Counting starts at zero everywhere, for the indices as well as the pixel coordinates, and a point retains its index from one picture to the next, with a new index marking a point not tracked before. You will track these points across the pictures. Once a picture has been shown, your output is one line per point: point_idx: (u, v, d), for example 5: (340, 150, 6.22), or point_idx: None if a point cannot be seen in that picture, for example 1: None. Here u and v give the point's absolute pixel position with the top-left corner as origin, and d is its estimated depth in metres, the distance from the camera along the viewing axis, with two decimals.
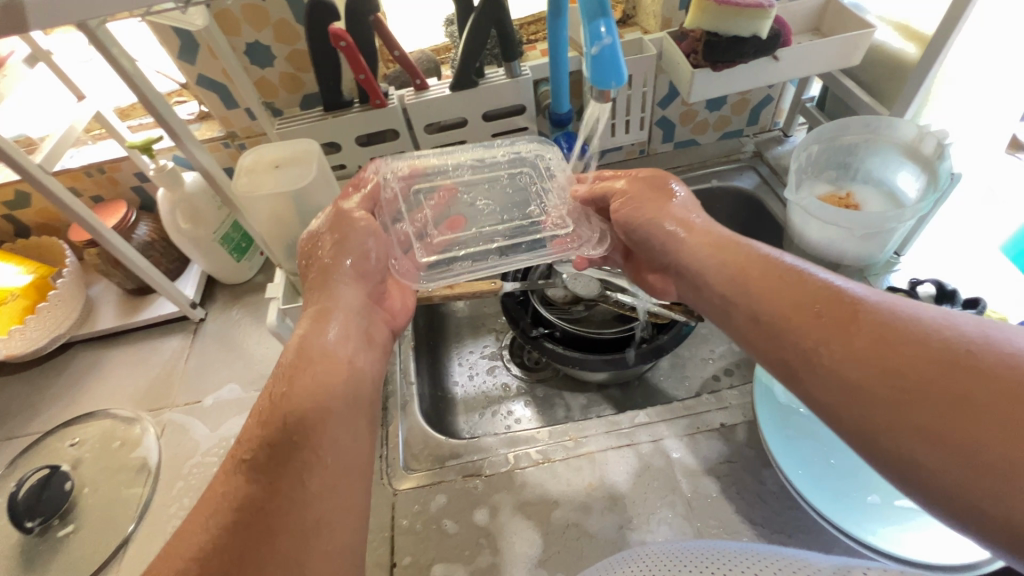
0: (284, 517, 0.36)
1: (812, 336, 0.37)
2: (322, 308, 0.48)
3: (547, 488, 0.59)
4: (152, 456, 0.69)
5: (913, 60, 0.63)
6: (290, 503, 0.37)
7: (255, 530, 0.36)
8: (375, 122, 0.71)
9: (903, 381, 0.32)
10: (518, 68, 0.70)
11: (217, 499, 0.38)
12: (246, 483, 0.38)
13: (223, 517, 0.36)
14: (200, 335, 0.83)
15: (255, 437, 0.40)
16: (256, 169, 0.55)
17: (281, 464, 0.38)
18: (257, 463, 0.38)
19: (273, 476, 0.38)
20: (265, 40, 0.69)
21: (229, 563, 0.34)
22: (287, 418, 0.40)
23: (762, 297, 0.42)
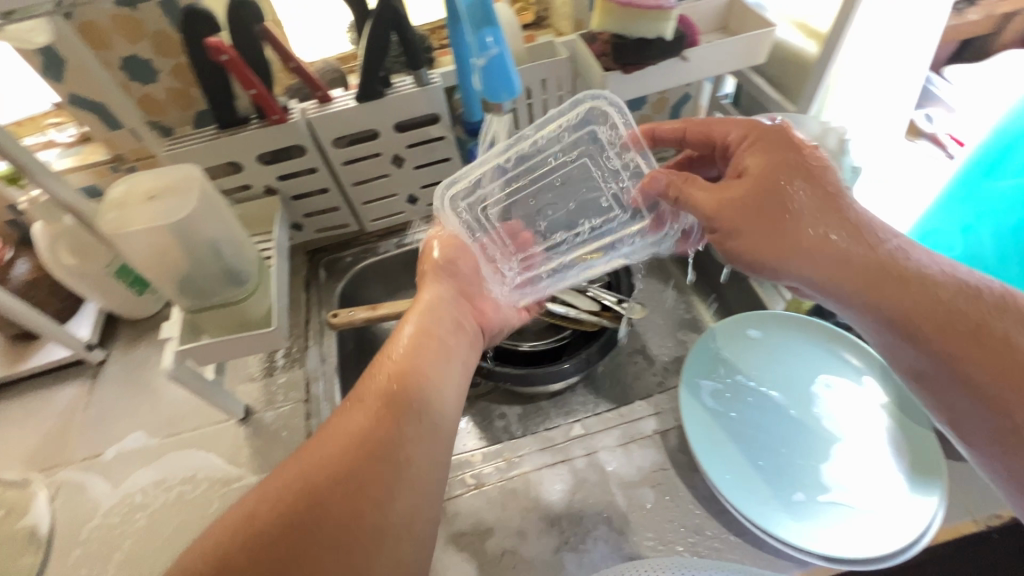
0: (383, 487, 0.40)
1: (932, 328, 0.45)
2: (419, 331, 0.51)
3: (481, 515, 0.57)
4: (44, 523, 0.62)
5: (813, 57, 0.65)
6: (394, 477, 0.41)
7: (359, 491, 0.39)
8: (276, 138, 0.66)
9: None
10: (427, 76, 0.66)
11: (341, 435, 0.42)
12: (339, 454, 0.41)
13: (327, 466, 0.40)
14: (100, 380, 0.75)
15: (373, 406, 0.44)
16: (127, 202, 0.50)
17: (395, 432, 0.43)
18: (376, 425, 0.43)
19: (385, 440, 0.42)
20: (143, 54, 0.63)
21: (324, 511, 0.38)
22: (402, 400, 0.45)
23: (940, 349, 0.45)
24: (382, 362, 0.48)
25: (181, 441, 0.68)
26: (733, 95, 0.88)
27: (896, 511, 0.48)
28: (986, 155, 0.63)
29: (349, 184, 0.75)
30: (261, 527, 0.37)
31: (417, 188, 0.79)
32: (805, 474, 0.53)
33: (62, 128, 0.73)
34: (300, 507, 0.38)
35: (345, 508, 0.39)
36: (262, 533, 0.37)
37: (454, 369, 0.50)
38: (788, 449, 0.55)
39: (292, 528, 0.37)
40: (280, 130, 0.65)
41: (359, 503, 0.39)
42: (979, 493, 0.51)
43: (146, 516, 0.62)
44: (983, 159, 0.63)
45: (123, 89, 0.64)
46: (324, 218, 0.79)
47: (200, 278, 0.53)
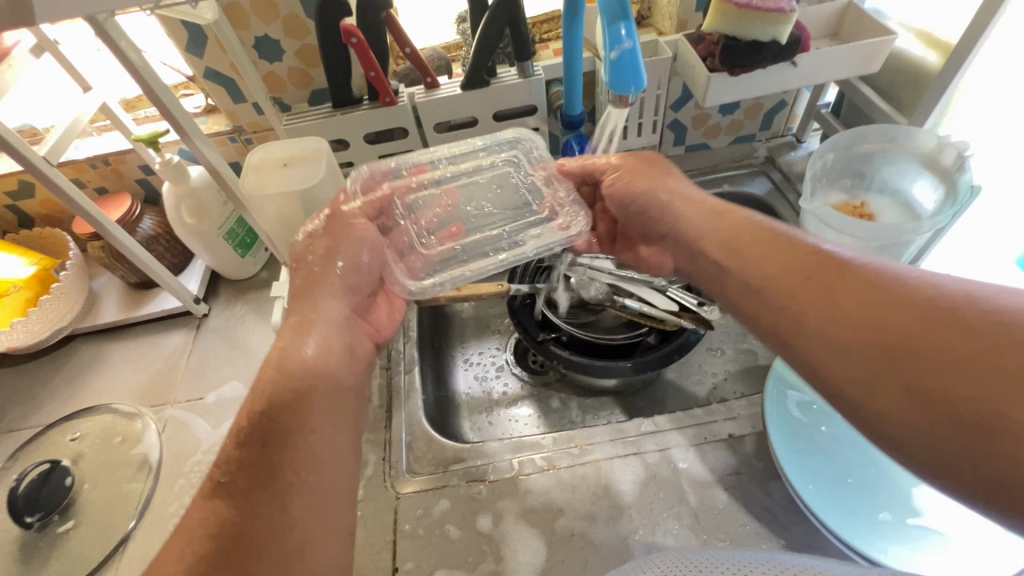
0: (263, 541, 0.36)
1: (782, 287, 0.41)
2: (302, 320, 0.47)
3: (551, 495, 0.59)
4: (153, 453, 0.69)
5: (934, 68, 0.62)
6: (275, 517, 0.37)
7: (235, 545, 0.36)
8: (384, 119, 0.70)
9: (892, 348, 0.34)
10: (532, 68, 0.69)
11: (205, 506, 0.38)
12: (220, 504, 0.38)
13: (195, 526, 0.37)
14: (203, 331, 0.82)
15: (237, 443, 0.40)
16: (263, 167, 0.55)
17: (260, 474, 0.39)
18: (243, 464, 0.39)
19: (257, 472, 0.39)
20: (275, 34, 0.68)
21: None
22: (272, 429, 0.40)
23: (799, 311, 0.39)
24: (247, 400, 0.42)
25: None
26: (833, 104, 0.85)
27: (994, 542, 0.47)
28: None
29: None
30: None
31: None
32: (894, 494, 0.51)
33: (193, 99, 0.80)
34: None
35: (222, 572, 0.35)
36: None
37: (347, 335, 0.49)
38: (877, 467, 0.53)
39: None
40: (388, 112, 0.69)
41: (246, 545, 0.36)
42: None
43: None
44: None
45: (253, 65, 0.70)
46: None
47: None
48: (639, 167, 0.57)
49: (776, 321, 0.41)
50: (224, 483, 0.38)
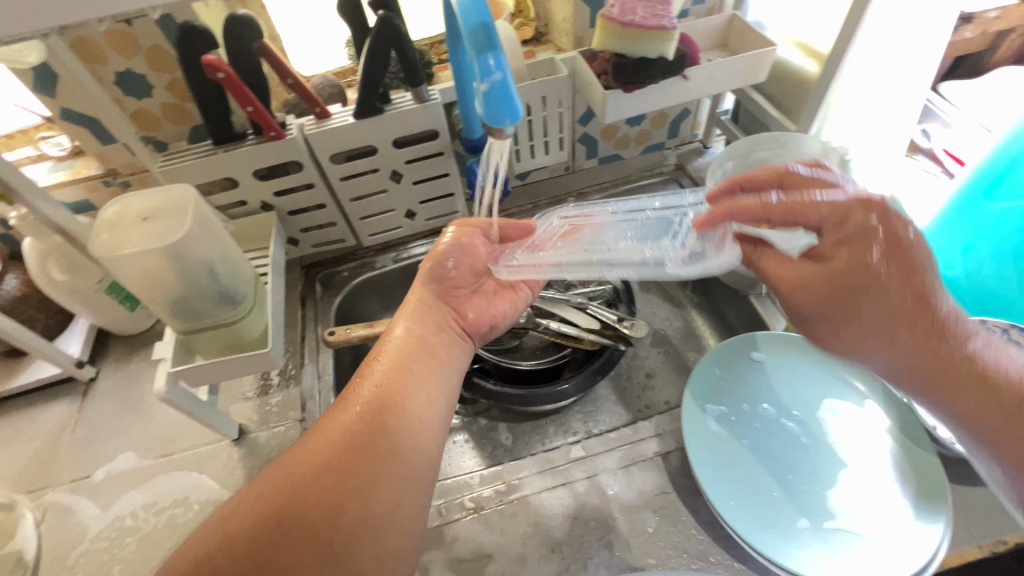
0: (352, 499, 0.40)
1: (956, 390, 0.43)
2: (415, 307, 0.55)
3: (480, 540, 0.56)
4: (30, 548, 0.60)
5: (813, 76, 0.65)
6: (371, 484, 0.41)
7: (343, 500, 0.40)
8: (272, 154, 0.65)
9: (934, 371, 0.43)
10: (427, 93, 0.66)
11: (324, 445, 0.42)
12: (325, 450, 0.42)
13: (305, 471, 0.41)
14: (90, 397, 0.74)
15: (349, 418, 0.44)
16: (121, 222, 0.49)
17: (384, 442, 0.44)
18: (362, 435, 0.43)
19: (373, 449, 0.43)
20: (138, 69, 0.62)
21: (314, 511, 0.39)
22: (381, 418, 0.45)
23: (970, 411, 0.42)
24: (359, 380, 0.48)
25: (172, 462, 0.66)
26: (732, 110, 0.88)
27: (902, 538, 0.48)
28: (986, 175, 0.63)
29: (346, 199, 0.75)
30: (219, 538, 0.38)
31: (415, 203, 0.79)
32: (812, 499, 0.52)
33: (54, 141, 0.71)
34: (255, 520, 0.38)
35: (309, 518, 0.39)
36: (251, 527, 0.38)
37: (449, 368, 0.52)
38: (795, 474, 0.54)
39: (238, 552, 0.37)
40: (276, 146, 0.64)
41: (347, 496, 0.40)
42: (981, 519, 0.51)
43: (136, 541, 0.60)
44: (982, 179, 0.63)
45: (117, 103, 0.63)
46: (320, 233, 0.79)
47: (192, 300, 0.52)
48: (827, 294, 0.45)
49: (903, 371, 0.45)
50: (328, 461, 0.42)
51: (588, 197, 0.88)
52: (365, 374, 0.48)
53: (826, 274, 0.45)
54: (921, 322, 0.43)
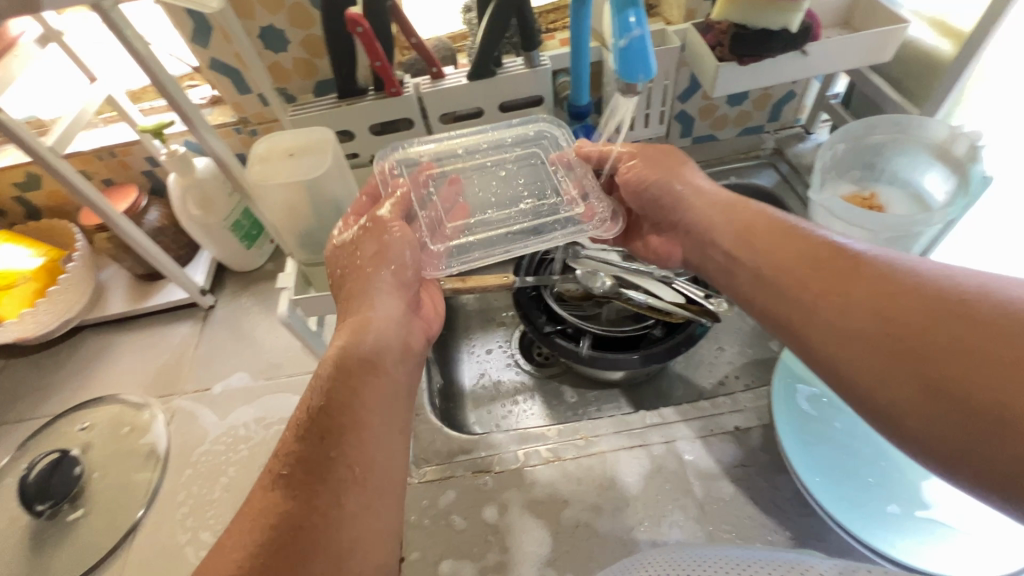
0: (319, 519, 0.37)
1: (812, 294, 0.40)
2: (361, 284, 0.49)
3: (557, 487, 0.59)
4: (161, 443, 0.69)
5: (948, 58, 0.61)
6: (334, 499, 0.37)
7: (307, 523, 0.36)
8: (389, 110, 0.70)
9: (800, 258, 0.42)
10: (538, 58, 0.68)
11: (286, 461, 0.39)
12: (297, 460, 0.39)
13: (274, 509, 0.37)
14: (209, 323, 0.83)
15: (300, 433, 0.41)
16: (270, 157, 0.54)
17: (337, 452, 0.39)
18: (316, 451, 0.39)
19: (320, 460, 0.39)
20: (280, 25, 0.67)
21: (295, 525, 0.36)
22: (327, 423, 0.40)
23: (833, 305, 0.38)
24: (307, 390, 0.43)
25: (279, 385, 0.74)
26: (843, 95, 0.84)
27: (1004, 539, 0.46)
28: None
29: None
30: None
31: None
32: (905, 487, 0.51)
33: (199, 90, 0.80)
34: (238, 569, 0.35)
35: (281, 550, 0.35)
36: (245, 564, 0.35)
37: (400, 321, 0.48)
38: (889, 462, 0.53)
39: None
40: (393, 103, 0.69)
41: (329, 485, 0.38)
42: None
43: (248, 448, 0.68)
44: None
45: (258, 56, 0.70)
46: None
47: (319, 235, 0.58)
48: (658, 160, 0.58)
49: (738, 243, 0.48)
50: (286, 474, 0.39)
51: None
52: (318, 374, 0.44)
53: (738, 217, 0.50)
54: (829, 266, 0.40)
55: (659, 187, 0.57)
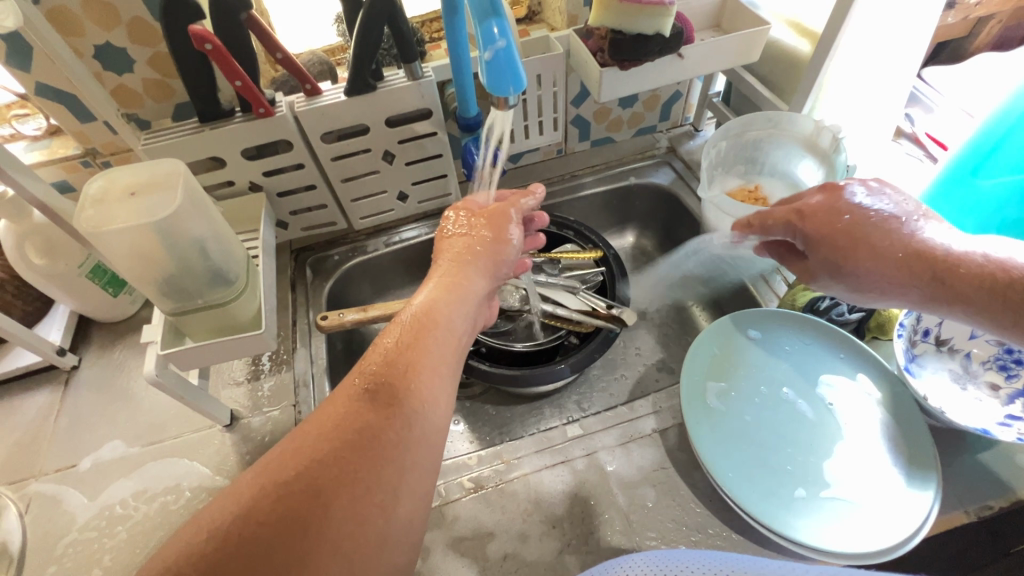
0: (335, 492, 0.33)
1: None
2: (454, 285, 0.47)
3: (481, 519, 0.56)
4: (15, 540, 0.58)
5: (806, 56, 0.66)
6: (363, 477, 0.34)
7: (335, 491, 0.33)
8: (262, 132, 0.64)
9: (976, 281, 0.44)
10: (420, 69, 0.65)
11: (350, 399, 0.37)
12: (352, 414, 0.36)
13: (303, 459, 0.34)
14: (72, 386, 0.71)
15: (354, 384, 0.38)
16: (105, 199, 0.47)
17: (390, 425, 0.36)
18: (366, 412, 0.36)
19: (367, 425, 0.36)
20: (119, 42, 0.59)
21: (335, 469, 0.34)
22: (392, 388, 0.38)
23: None
24: (378, 340, 0.42)
25: (162, 449, 0.65)
26: (724, 92, 0.88)
27: (891, 512, 0.49)
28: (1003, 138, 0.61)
29: (338, 180, 0.74)
30: (201, 542, 0.31)
31: (407, 185, 0.78)
32: (809, 470, 0.53)
33: (30, 120, 0.68)
34: (248, 510, 0.32)
35: (298, 509, 0.32)
36: (277, 487, 0.33)
37: (468, 312, 0.46)
38: (795, 448, 0.55)
39: (228, 552, 0.31)
40: (266, 124, 0.63)
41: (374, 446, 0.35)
42: (970, 486, 0.53)
43: (127, 530, 0.59)
44: (981, 145, 0.63)
45: (97, 78, 0.61)
46: (311, 216, 0.77)
47: (183, 278, 0.51)
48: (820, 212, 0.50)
49: (926, 287, 0.45)
50: (363, 397, 0.37)
51: (580, 180, 0.88)
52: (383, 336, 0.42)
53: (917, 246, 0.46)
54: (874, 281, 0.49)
55: (841, 252, 0.48)
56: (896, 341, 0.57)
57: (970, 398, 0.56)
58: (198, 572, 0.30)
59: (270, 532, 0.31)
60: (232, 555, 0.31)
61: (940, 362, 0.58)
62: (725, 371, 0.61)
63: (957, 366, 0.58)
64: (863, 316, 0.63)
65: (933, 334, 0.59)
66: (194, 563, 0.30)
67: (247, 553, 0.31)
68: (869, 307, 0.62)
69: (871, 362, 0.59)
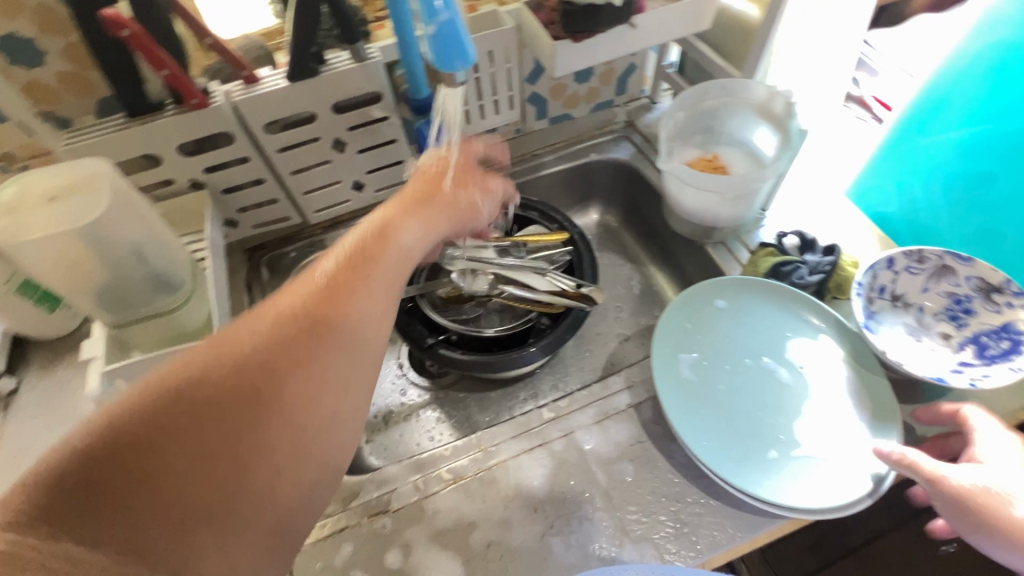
0: (289, 368, 0.36)
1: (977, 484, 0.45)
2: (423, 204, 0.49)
3: (462, 510, 0.55)
4: None
5: (756, 21, 0.65)
6: (312, 361, 0.37)
7: (288, 365, 0.36)
8: (198, 125, 0.59)
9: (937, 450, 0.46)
10: (366, 50, 0.61)
11: (302, 289, 0.39)
12: (307, 301, 0.38)
13: (255, 340, 0.36)
14: (13, 410, 0.66)
15: (309, 281, 0.40)
16: (22, 207, 0.43)
17: (340, 313, 0.38)
18: (322, 304, 0.38)
19: (326, 313, 0.38)
20: (24, 33, 0.54)
21: (284, 347, 0.36)
22: (335, 294, 0.39)
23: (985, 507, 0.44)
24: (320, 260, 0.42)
25: None
26: (678, 63, 0.87)
27: (846, 472, 0.51)
28: (918, 114, 0.67)
29: (287, 173, 0.70)
30: (154, 399, 0.33)
31: (362, 174, 0.75)
32: (779, 432, 0.54)
33: None
34: (199, 379, 0.34)
35: (254, 382, 0.34)
36: (231, 362, 0.35)
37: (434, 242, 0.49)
38: (766, 412, 0.56)
39: (169, 423, 0.32)
40: (202, 116, 0.59)
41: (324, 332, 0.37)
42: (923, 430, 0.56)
43: None
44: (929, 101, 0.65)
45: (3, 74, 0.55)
46: (261, 212, 0.73)
47: (122, 287, 0.47)
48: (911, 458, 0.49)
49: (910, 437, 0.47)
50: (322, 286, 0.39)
51: (541, 159, 0.87)
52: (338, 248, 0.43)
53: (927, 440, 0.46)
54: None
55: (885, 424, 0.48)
56: (854, 300, 0.58)
57: (924, 348, 0.58)
58: (141, 425, 0.31)
59: (226, 406, 0.33)
60: (184, 420, 0.32)
61: (897, 317, 0.60)
62: (694, 340, 0.61)
63: (912, 319, 0.60)
64: (823, 277, 0.63)
65: (889, 290, 0.61)
66: (141, 419, 0.32)
67: (201, 418, 0.33)
68: (828, 269, 0.64)
69: (836, 324, 0.60)
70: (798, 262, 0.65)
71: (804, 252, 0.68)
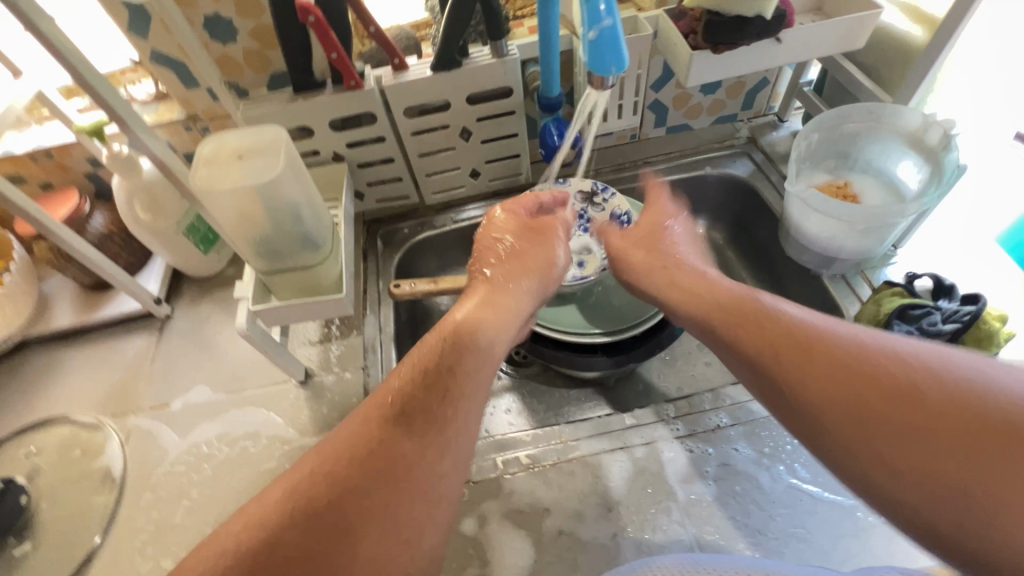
0: (364, 522, 0.39)
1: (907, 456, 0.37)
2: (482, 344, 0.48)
3: (538, 495, 0.57)
4: (117, 465, 0.65)
5: (920, 44, 0.61)
6: (383, 503, 0.40)
7: (341, 525, 0.39)
8: (350, 104, 0.66)
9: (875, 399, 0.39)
10: (506, 48, 0.65)
11: (363, 424, 0.43)
12: (379, 425, 0.43)
13: (322, 491, 0.40)
14: (167, 333, 0.78)
15: (387, 404, 0.44)
16: (216, 159, 0.52)
17: (410, 444, 0.42)
18: (398, 437, 0.43)
19: (402, 449, 0.42)
20: (226, 13, 0.62)
21: (334, 512, 0.39)
22: (420, 412, 0.44)
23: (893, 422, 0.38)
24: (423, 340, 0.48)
25: (243, 398, 0.70)
26: (816, 81, 0.83)
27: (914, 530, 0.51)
28: None
29: (414, 155, 0.75)
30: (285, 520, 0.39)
31: (480, 163, 0.79)
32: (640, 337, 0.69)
33: (141, 83, 0.73)
34: (278, 538, 0.38)
35: (334, 534, 0.38)
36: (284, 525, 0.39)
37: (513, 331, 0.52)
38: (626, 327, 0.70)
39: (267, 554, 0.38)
40: (355, 97, 0.65)
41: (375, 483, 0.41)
42: None
43: (212, 467, 0.64)
44: None
45: (204, 47, 0.65)
46: (386, 188, 0.80)
47: (277, 240, 0.54)
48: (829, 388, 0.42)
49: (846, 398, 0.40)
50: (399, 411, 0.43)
51: (653, 167, 0.86)
52: (368, 412, 0.44)
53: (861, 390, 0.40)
54: (985, 427, 0.36)
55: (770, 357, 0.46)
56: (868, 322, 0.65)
57: None
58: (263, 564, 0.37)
59: (294, 527, 0.39)
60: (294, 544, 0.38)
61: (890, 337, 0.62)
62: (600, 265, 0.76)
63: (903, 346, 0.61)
64: (958, 327, 0.57)
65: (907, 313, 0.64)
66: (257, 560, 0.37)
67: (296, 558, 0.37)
68: (968, 320, 0.57)
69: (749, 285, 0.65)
70: (930, 307, 0.60)
71: (938, 297, 0.63)
